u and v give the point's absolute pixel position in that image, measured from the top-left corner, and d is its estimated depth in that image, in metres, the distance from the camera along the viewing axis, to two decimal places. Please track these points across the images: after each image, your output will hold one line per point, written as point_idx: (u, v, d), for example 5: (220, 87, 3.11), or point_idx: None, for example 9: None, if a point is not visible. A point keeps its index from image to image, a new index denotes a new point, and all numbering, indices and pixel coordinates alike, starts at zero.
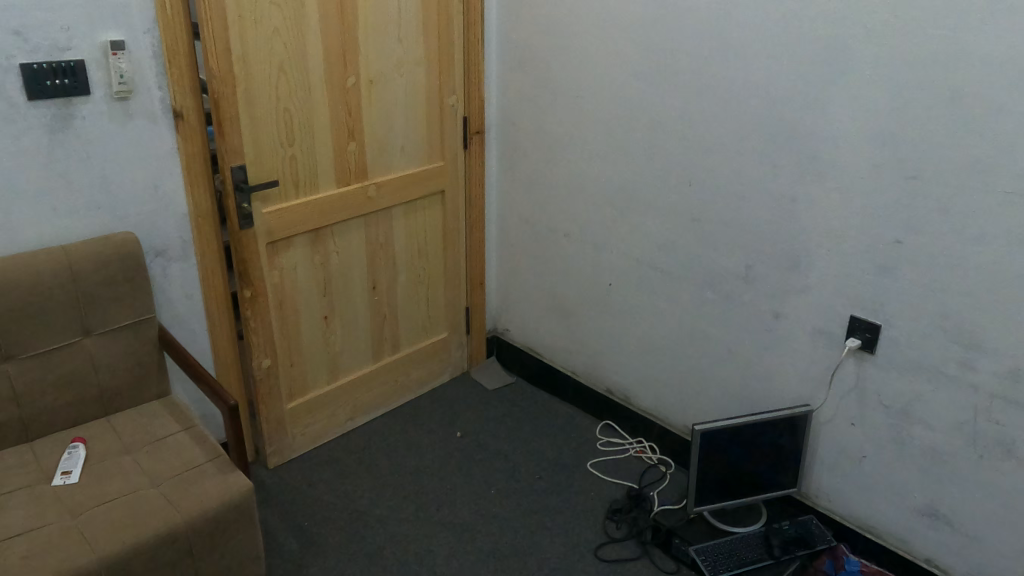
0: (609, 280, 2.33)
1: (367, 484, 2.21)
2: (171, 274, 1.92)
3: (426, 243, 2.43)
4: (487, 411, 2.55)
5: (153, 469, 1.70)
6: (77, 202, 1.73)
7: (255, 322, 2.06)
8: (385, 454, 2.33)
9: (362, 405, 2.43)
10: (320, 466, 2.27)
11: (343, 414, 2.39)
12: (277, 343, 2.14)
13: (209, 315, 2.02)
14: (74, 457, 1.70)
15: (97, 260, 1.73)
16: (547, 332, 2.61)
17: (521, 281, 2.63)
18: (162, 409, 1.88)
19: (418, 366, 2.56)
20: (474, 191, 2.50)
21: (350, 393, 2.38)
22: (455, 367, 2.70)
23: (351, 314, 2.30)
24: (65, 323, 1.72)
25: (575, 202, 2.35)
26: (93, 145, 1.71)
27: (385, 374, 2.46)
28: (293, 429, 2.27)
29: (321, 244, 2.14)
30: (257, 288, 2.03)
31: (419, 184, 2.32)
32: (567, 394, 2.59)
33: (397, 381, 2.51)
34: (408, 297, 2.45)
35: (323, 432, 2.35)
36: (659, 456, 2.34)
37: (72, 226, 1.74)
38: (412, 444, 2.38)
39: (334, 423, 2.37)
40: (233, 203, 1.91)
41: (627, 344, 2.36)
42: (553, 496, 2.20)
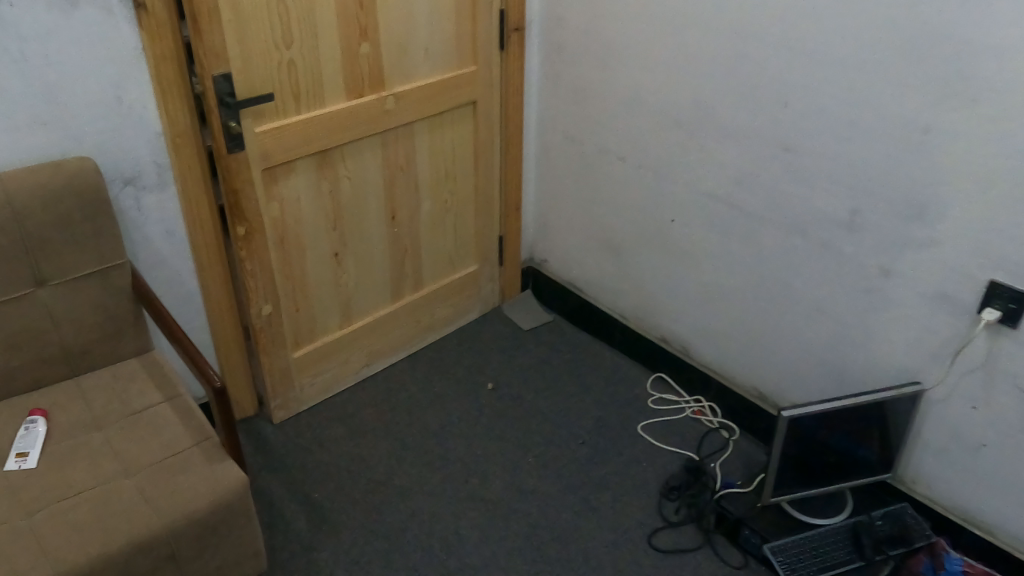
0: (672, 215, 1.96)
1: (385, 448, 1.92)
2: (146, 205, 1.57)
3: (454, 165, 2.05)
4: (523, 357, 2.23)
5: (128, 452, 1.39)
6: (16, 118, 1.36)
7: (254, 264, 1.73)
8: (406, 409, 2.04)
9: (380, 349, 2.13)
10: (333, 423, 1.99)
11: (358, 360, 2.08)
12: (280, 287, 1.81)
13: (196, 254, 1.67)
14: (31, 434, 1.39)
15: (43, 195, 1.35)
16: (591, 268, 2.25)
17: (564, 208, 2.25)
18: (141, 369, 1.56)
19: (444, 304, 2.23)
20: (512, 100, 2.09)
21: (366, 338, 2.07)
22: (485, 304, 2.37)
23: (367, 250, 1.96)
24: (10, 272, 1.37)
25: (633, 119, 1.94)
26: (30, 44, 1.32)
27: (406, 314, 2.14)
28: (302, 381, 1.97)
29: (328, 168, 1.77)
30: (254, 225, 1.68)
31: (447, 94, 1.92)
32: (614, 339, 2.26)
33: (420, 322, 2.19)
34: (433, 227, 2.09)
35: (336, 381, 2.06)
36: (720, 419, 2.03)
37: (14, 148, 1.38)
38: (436, 399, 2.08)
39: (349, 372, 2.07)
40: (218, 120, 1.53)
41: (690, 291, 2.01)
42: (598, 468, 1.91)
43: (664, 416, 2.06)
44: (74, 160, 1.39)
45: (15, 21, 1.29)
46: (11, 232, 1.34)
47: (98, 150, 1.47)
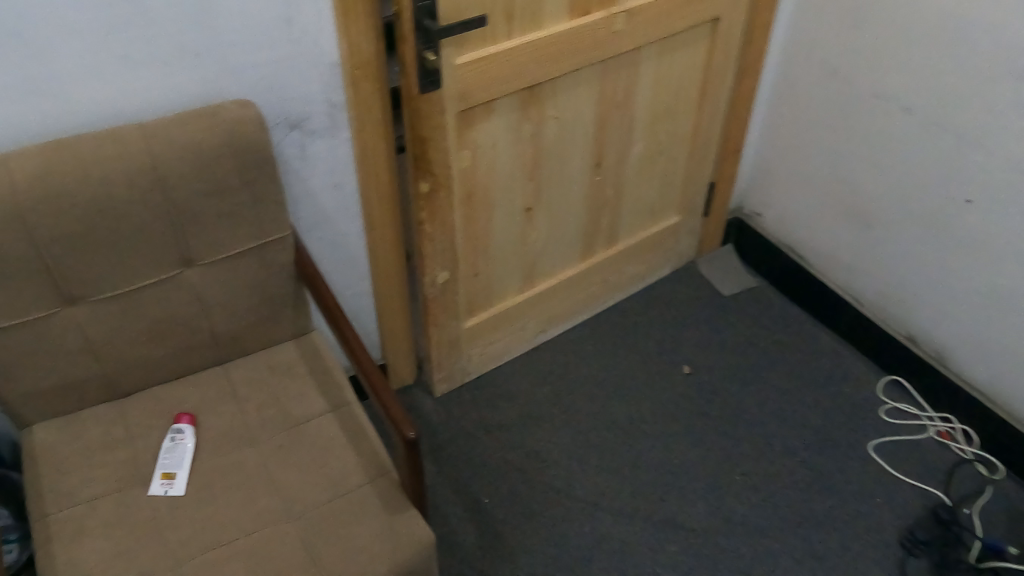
0: (965, 195, 1.47)
1: (564, 443, 1.63)
2: (313, 154, 1.21)
3: (676, 99, 1.59)
4: (725, 333, 1.85)
5: (289, 484, 1.12)
6: (159, 47, 0.99)
7: (434, 226, 1.36)
8: (587, 394, 1.72)
9: (559, 313, 1.78)
10: (502, 403, 1.69)
11: (534, 325, 1.75)
12: (460, 250, 1.45)
13: (367, 212, 1.32)
14: (177, 449, 1.12)
15: (193, 156, 1.01)
16: (824, 235, 1.81)
17: (801, 156, 1.78)
18: (301, 361, 1.26)
19: (637, 260, 1.85)
20: (761, 17, 1.59)
21: (545, 302, 1.72)
22: (680, 258, 1.98)
23: (563, 204, 1.57)
24: (152, 251, 1.05)
25: (933, 64, 1.43)
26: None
27: (594, 274, 1.77)
28: (470, 351, 1.65)
29: (534, 107, 1.36)
30: (441, 180, 1.31)
31: (688, 9, 1.45)
32: (839, 323, 1.84)
33: (606, 281, 1.83)
34: (641, 174, 1.67)
35: (507, 349, 1.74)
36: (974, 450, 1.61)
37: (155, 88, 1.02)
38: (623, 382, 1.74)
39: (521, 338, 1.75)
40: (413, 52, 1.13)
41: (968, 297, 1.55)
42: (825, 498, 1.54)
43: (900, 436, 1.65)
44: (233, 105, 1.03)
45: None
46: (154, 206, 1.01)
47: (260, 87, 1.09)
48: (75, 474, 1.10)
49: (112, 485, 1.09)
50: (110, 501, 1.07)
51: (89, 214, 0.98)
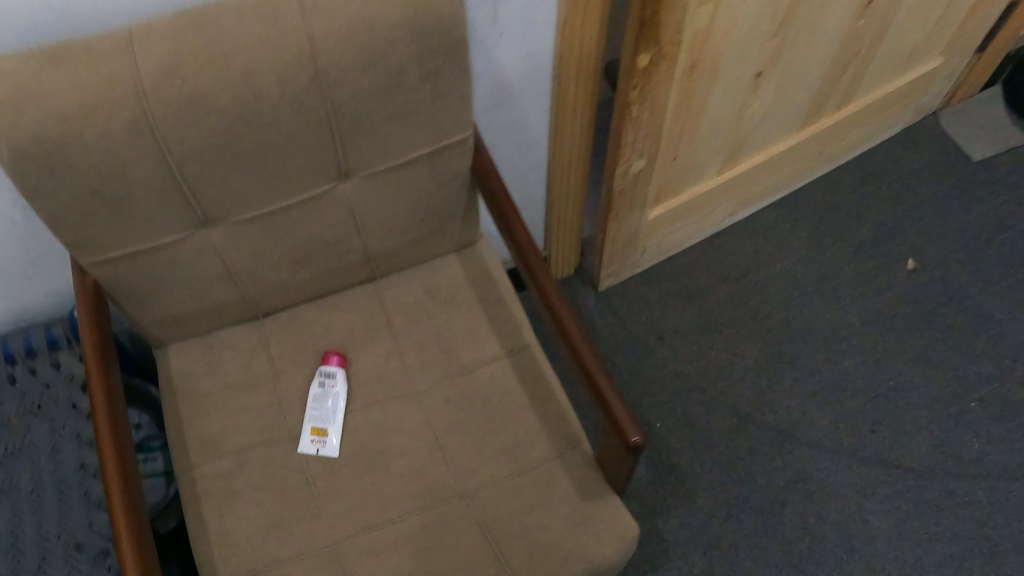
0: None
1: (749, 357, 1.41)
2: (508, 14, 0.86)
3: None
4: (948, 235, 1.55)
5: (460, 452, 0.90)
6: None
7: (643, 108, 1.03)
8: (780, 299, 1.47)
9: (755, 192, 1.47)
10: (679, 301, 1.46)
11: (727, 205, 1.44)
12: (664, 132, 1.12)
13: (561, 86, 0.99)
14: (328, 399, 0.90)
15: (364, 41, 0.70)
16: None
17: None
18: (469, 278, 1.00)
19: (860, 125, 1.49)
20: None
21: (748, 180, 1.40)
22: (904, 116, 1.61)
23: (800, 69, 1.19)
24: (305, 162, 0.77)
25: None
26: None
27: (809, 145, 1.43)
28: (648, 240, 1.37)
29: None
30: (667, 50, 0.96)
31: None
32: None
33: (815, 153, 1.48)
34: (905, 23, 1.26)
35: (691, 231, 1.46)
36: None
37: None
38: (825, 280, 1.49)
39: (705, 221, 1.45)
40: None
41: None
42: None
43: None
44: None
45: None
46: (310, 111, 0.72)
47: None
48: (209, 420, 0.91)
49: (254, 436, 0.90)
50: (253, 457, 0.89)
51: (226, 121, 0.70)
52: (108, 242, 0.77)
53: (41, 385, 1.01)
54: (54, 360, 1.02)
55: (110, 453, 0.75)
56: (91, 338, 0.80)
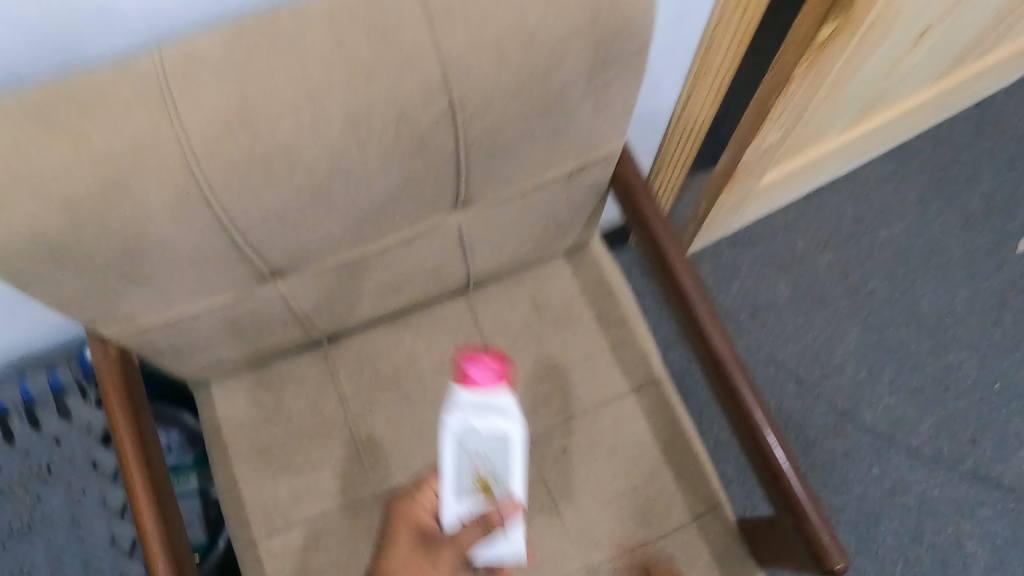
0: None
1: (852, 336, 1.16)
2: None
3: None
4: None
5: (579, 517, 0.74)
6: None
7: (805, 78, 0.80)
8: (883, 276, 1.19)
9: (873, 144, 1.20)
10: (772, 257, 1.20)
11: (839, 160, 1.17)
12: (811, 102, 0.89)
13: (713, 53, 0.76)
14: (482, 449, 0.61)
15: (512, 56, 0.49)
16: None
17: None
18: (580, 290, 0.80)
19: (995, 67, 1.20)
20: None
21: (870, 135, 1.14)
22: None
23: (967, 22, 0.95)
24: (407, 201, 0.57)
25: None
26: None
27: (944, 95, 1.15)
28: (750, 208, 1.13)
29: None
30: (854, 17, 0.74)
31: None
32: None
33: (945, 100, 1.20)
34: None
35: (794, 193, 1.19)
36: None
37: None
38: (934, 254, 1.21)
39: (813, 181, 1.19)
40: None
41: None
42: None
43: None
44: None
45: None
46: (432, 148, 0.53)
47: None
48: (274, 476, 0.74)
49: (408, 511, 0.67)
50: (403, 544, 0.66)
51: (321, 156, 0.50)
52: (139, 307, 0.61)
53: (48, 442, 0.87)
54: (64, 408, 0.87)
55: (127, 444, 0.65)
56: (134, 440, 0.65)
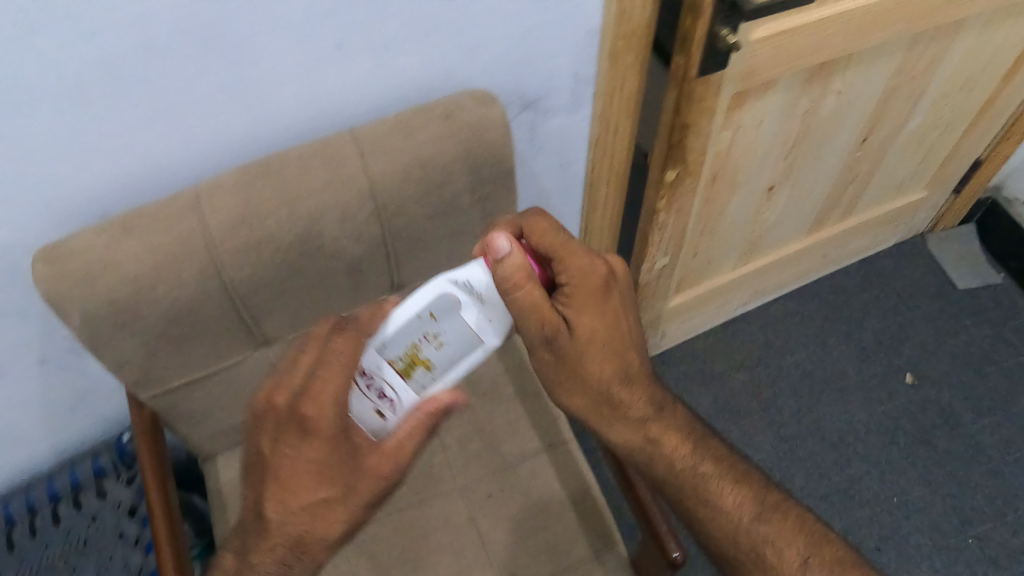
0: None
1: (766, 448, 1.31)
2: (542, 134, 0.94)
3: (982, 72, 1.15)
4: (976, 315, 1.45)
5: (501, 547, 0.92)
6: (388, 23, 0.75)
7: (669, 214, 1.06)
8: (790, 395, 1.36)
9: (769, 287, 1.44)
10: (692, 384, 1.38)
11: (740, 298, 1.41)
12: (687, 234, 1.15)
13: (596, 195, 1.05)
14: (444, 336, 0.66)
15: (414, 174, 0.77)
16: None
17: None
18: (505, 373, 1.03)
19: (870, 234, 1.45)
20: None
21: (761, 276, 1.38)
22: None
23: (811, 183, 1.21)
24: (356, 277, 0.85)
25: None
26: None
27: (821, 246, 1.40)
28: (667, 330, 1.37)
29: (823, 77, 1.00)
30: (692, 166, 1.00)
31: None
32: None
33: (825, 256, 1.45)
34: (911, 143, 1.24)
35: (708, 324, 1.44)
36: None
37: (377, 83, 0.81)
38: (836, 381, 1.38)
39: (722, 313, 1.42)
40: (706, 26, 0.80)
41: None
42: None
43: None
44: (471, 103, 0.77)
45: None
46: (367, 236, 0.80)
47: (497, 63, 0.84)
48: None
49: (301, 408, 0.63)
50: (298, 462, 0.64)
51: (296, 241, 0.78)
52: (170, 373, 0.86)
53: (87, 518, 1.05)
54: (102, 490, 1.06)
55: (152, 486, 0.86)
56: (157, 492, 0.85)
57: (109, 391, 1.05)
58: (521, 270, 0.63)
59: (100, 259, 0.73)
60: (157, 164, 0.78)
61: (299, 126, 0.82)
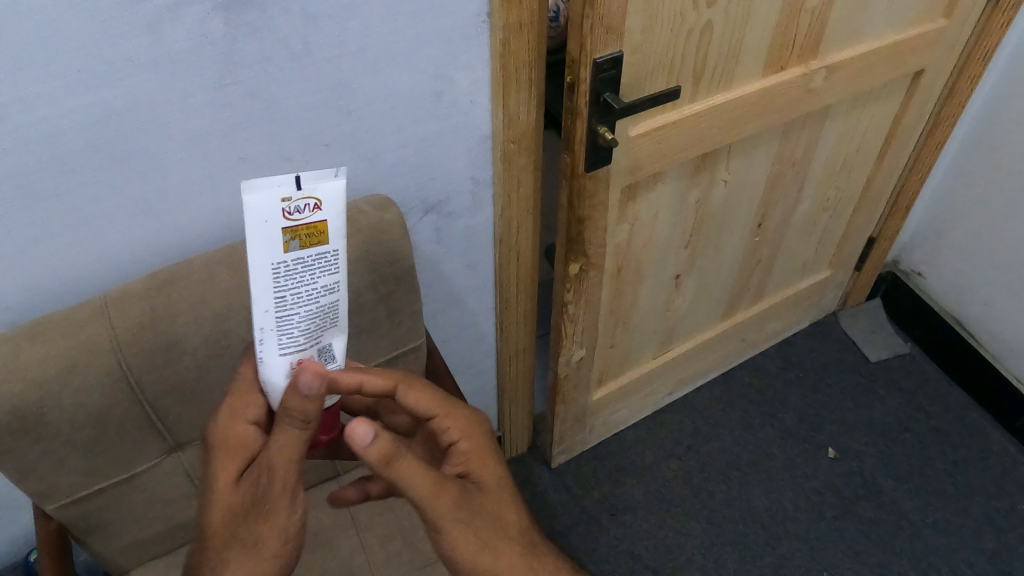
0: None
1: (697, 536, 1.36)
2: (447, 237, 1.00)
3: (859, 154, 1.34)
4: (868, 396, 1.59)
5: None
6: (289, 138, 0.80)
7: (579, 306, 1.10)
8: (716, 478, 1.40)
9: (691, 374, 1.50)
10: (622, 479, 1.43)
11: (665, 388, 1.47)
12: (601, 327, 1.19)
13: (506, 291, 1.10)
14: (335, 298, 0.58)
15: None
16: (1007, 306, 1.50)
17: (976, 224, 1.52)
18: None
19: (779, 316, 1.56)
20: (972, 69, 1.31)
21: (682, 366, 1.44)
22: (821, 311, 1.70)
23: (715, 269, 1.28)
24: None
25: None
26: (317, 25, 0.73)
27: (737, 332, 1.48)
28: (595, 423, 1.39)
29: (707, 170, 1.10)
30: (595, 259, 1.05)
31: (895, 62, 1.19)
32: (1013, 420, 1.53)
33: (741, 339, 1.53)
34: (803, 226, 1.38)
35: (634, 413, 1.48)
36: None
37: (283, 200, 0.86)
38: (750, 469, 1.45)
39: (647, 401, 1.47)
40: (585, 127, 0.90)
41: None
42: None
43: None
44: (369, 207, 0.83)
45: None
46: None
47: (397, 172, 0.90)
48: None
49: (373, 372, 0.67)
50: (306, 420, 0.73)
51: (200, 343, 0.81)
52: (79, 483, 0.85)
53: None
54: None
55: None
56: None
57: (13, 513, 1.02)
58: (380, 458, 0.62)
59: (8, 366, 0.73)
60: (67, 279, 0.80)
61: (205, 235, 0.85)
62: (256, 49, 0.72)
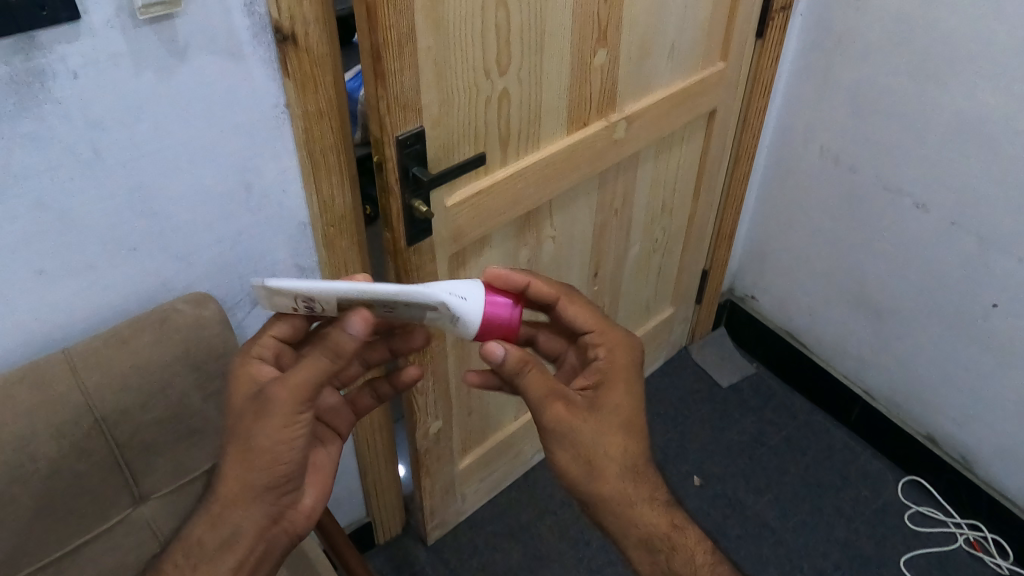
0: (970, 285, 1.33)
1: None
2: None
3: (675, 195, 1.43)
4: (724, 422, 1.67)
5: None
6: (91, 245, 0.78)
7: (427, 376, 1.11)
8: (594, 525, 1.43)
9: None
10: (500, 543, 1.42)
11: (532, 446, 1.49)
12: (453, 395, 1.20)
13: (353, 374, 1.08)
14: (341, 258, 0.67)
15: (133, 380, 0.79)
16: (833, 318, 1.62)
17: (791, 246, 1.64)
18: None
19: None
20: (756, 102, 1.44)
21: None
22: (671, 348, 1.78)
23: None
24: (89, 497, 0.79)
25: (929, 147, 1.30)
26: (104, 130, 0.72)
27: None
28: (465, 492, 1.38)
29: (533, 228, 1.15)
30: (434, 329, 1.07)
31: (688, 105, 1.29)
32: (849, 416, 1.67)
33: None
34: (637, 270, 1.45)
35: (506, 476, 1.49)
36: (1011, 566, 1.42)
37: (91, 311, 0.83)
38: None
39: (515, 462, 1.47)
40: (399, 202, 0.93)
41: (1002, 401, 1.36)
42: None
43: (932, 531, 1.49)
44: (186, 305, 0.83)
45: (70, 92, 0.68)
46: (88, 450, 0.78)
47: (212, 268, 0.90)
48: None
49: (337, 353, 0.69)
50: (314, 360, 0.69)
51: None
52: None
53: None
54: None
55: None
56: None
57: None
58: (520, 360, 0.75)
59: None
60: None
61: (2, 356, 0.79)
62: (32, 159, 0.69)
